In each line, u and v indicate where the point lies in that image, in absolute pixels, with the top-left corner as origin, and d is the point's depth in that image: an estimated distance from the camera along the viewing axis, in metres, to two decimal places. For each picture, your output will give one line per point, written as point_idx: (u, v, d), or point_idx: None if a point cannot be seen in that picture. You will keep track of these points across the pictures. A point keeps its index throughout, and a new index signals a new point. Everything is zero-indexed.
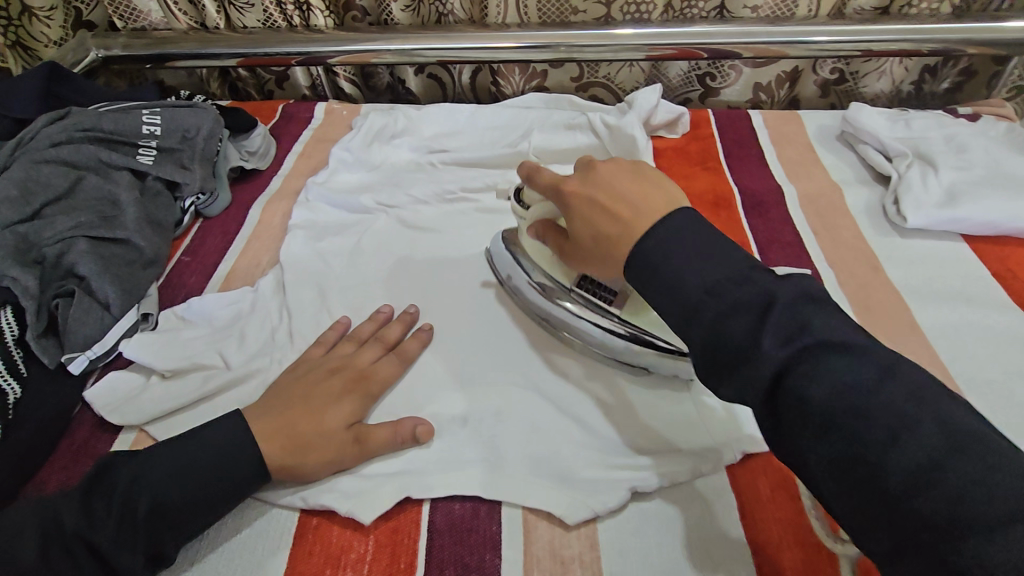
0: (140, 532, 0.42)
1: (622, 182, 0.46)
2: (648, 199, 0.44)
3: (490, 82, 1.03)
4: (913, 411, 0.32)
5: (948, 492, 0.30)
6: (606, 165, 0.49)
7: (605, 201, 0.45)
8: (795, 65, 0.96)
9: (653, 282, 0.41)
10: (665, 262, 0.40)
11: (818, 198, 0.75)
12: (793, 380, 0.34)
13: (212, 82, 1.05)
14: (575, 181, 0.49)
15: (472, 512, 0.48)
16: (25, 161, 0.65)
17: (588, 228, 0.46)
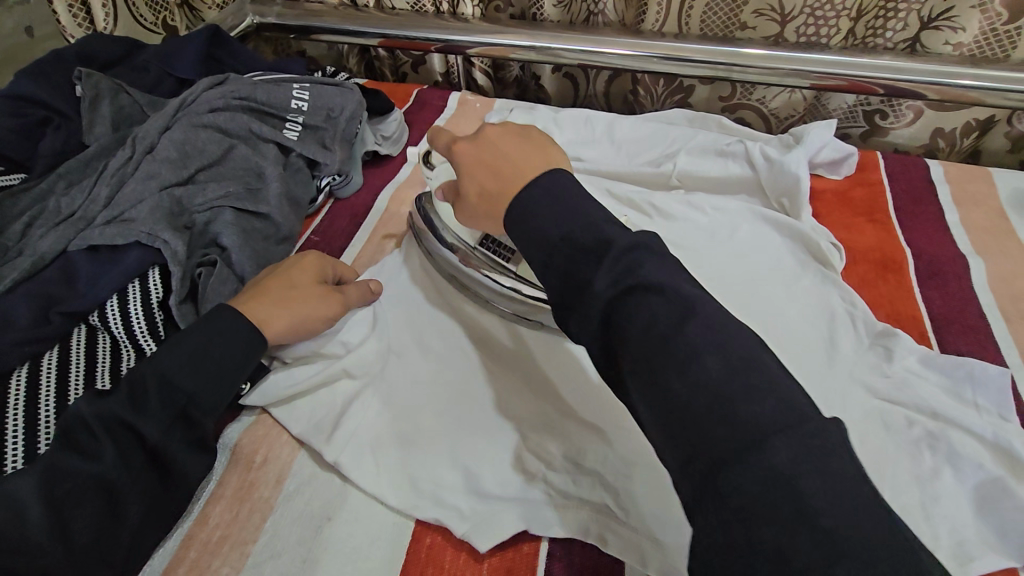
0: (169, 411, 0.45)
1: (506, 143, 0.47)
2: (528, 159, 0.45)
3: (628, 90, 0.97)
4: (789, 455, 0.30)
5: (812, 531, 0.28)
6: (495, 128, 0.49)
7: (488, 160, 0.46)
8: (990, 113, 0.83)
9: (522, 231, 0.41)
10: (534, 211, 0.40)
11: (1011, 276, 0.64)
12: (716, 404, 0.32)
13: (351, 58, 1.06)
14: (467, 141, 0.49)
15: (590, 570, 0.45)
16: (185, 123, 0.66)
17: (475, 185, 0.47)
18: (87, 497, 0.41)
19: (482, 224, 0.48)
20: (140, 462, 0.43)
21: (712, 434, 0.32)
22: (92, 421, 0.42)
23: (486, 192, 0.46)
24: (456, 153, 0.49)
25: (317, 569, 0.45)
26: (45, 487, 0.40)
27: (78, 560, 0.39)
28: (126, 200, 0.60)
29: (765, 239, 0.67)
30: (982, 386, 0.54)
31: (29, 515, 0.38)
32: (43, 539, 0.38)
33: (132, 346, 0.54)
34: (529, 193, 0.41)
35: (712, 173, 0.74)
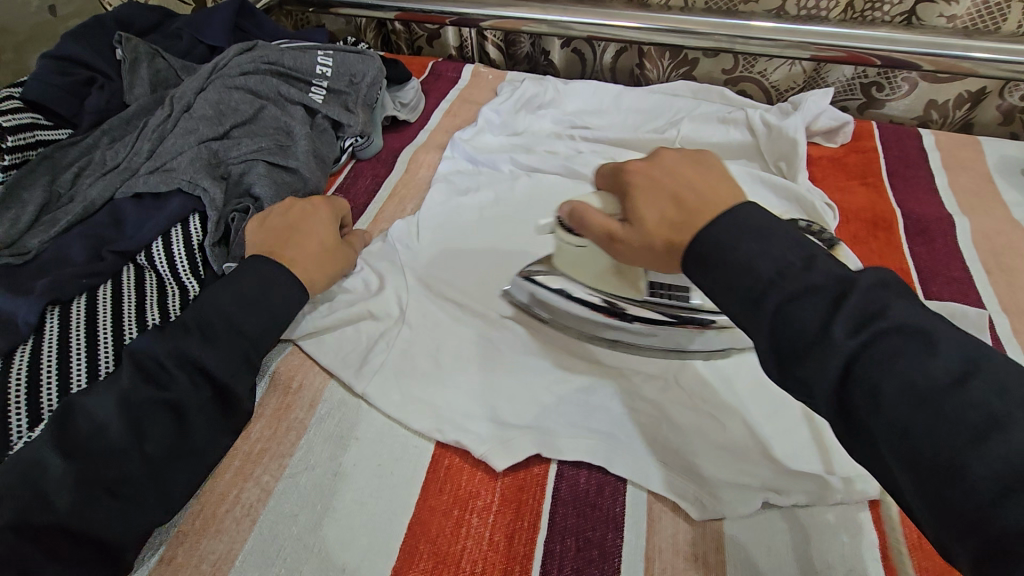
0: (233, 349, 0.48)
1: (687, 171, 0.41)
2: (716, 190, 0.40)
3: (633, 64, 1.00)
4: (995, 406, 0.28)
5: (1018, 479, 0.26)
6: (672, 151, 0.44)
7: (677, 189, 0.40)
8: (982, 85, 0.86)
9: (725, 277, 0.36)
10: (732, 253, 0.36)
11: (995, 234, 0.68)
12: (863, 370, 0.31)
13: (368, 32, 1.10)
14: (639, 161, 0.44)
15: (597, 489, 0.48)
16: (219, 85, 0.71)
17: (659, 208, 0.41)
18: (159, 416, 0.44)
19: (649, 252, 0.42)
20: (207, 393, 0.47)
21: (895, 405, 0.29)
22: (165, 357, 0.46)
23: (668, 222, 0.40)
24: (629, 174, 0.44)
25: (345, 480, 0.49)
26: (121, 406, 0.43)
27: (151, 468, 0.43)
28: (168, 152, 0.65)
29: (761, 199, 0.72)
30: (963, 327, 0.56)
31: (109, 431, 0.42)
32: (121, 448, 0.42)
33: (176, 283, 0.59)
34: (714, 227, 0.37)
35: (714, 140, 0.79)
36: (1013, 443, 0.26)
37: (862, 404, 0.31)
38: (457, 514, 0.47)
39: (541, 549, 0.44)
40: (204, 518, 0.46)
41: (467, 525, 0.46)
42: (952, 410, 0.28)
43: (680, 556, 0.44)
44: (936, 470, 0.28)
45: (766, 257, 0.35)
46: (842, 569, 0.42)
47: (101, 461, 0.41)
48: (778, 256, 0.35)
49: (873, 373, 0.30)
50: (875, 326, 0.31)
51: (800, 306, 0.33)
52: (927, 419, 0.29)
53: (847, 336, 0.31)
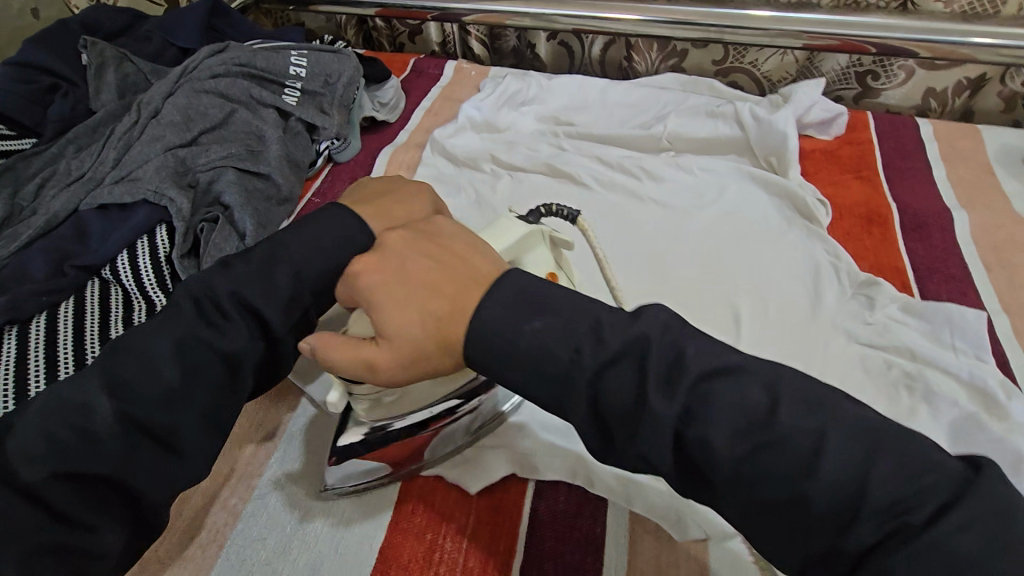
0: (295, 299, 0.41)
1: (418, 258, 0.37)
2: (465, 272, 0.36)
3: (622, 57, 0.97)
4: (823, 436, 0.28)
5: (875, 501, 0.26)
6: (395, 235, 0.39)
7: (415, 283, 0.36)
8: (982, 71, 0.83)
9: (514, 364, 0.33)
10: (516, 346, 0.32)
11: (995, 228, 0.65)
12: (692, 431, 0.29)
13: (349, 29, 1.07)
14: (366, 255, 0.38)
15: (576, 509, 0.46)
16: (188, 89, 0.69)
17: (410, 313, 0.35)
18: (213, 359, 0.38)
19: (423, 359, 0.35)
20: (261, 346, 0.41)
21: (747, 459, 0.28)
22: (220, 296, 0.39)
23: (435, 327, 0.34)
24: (359, 277, 0.37)
25: (315, 504, 0.46)
26: (175, 348, 0.37)
27: (206, 421, 0.38)
28: (134, 160, 0.63)
29: (751, 196, 0.69)
30: (961, 329, 0.54)
31: (160, 376, 0.36)
32: (171, 392, 0.37)
33: (143, 298, 0.57)
34: (483, 310, 0.33)
35: (703, 135, 0.76)
36: (881, 473, 0.27)
37: (699, 460, 0.29)
38: (430, 537, 0.45)
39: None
40: (165, 546, 0.44)
41: (440, 550, 0.44)
42: (787, 446, 0.28)
43: None
44: (786, 503, 0.28)
45: (558, 339, 0.32)
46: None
47: (151, 405, 0.36)
48: (566, 333, 0.32)
49: (705, 437, 0.28)
50: (683, 382, 0.30)
51: (610, 372, 0.31)
52: (768, 464, 0.28)
53: (665, 402, 0.29)
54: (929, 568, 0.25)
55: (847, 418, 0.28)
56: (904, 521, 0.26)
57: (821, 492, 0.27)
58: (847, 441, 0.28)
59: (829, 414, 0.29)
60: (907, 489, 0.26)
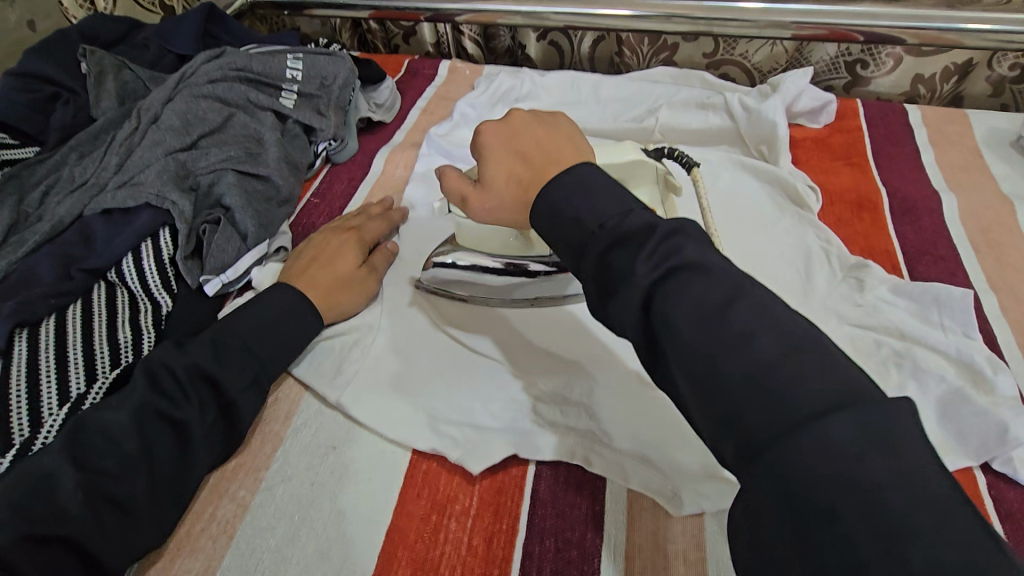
0: (244, 372, 0.49)
1: (535, 131, 0.44)
2: (559, 151, 0.42)
3: (614, 51, 0.98)
4: (759, 329, 0.30)
5: (784, 393, 0.27)
6: (522, 114, 0.45)
7: (521, 150, 0.43)
8: (969, 56, 0.84)
9: (549, 211, 0.38)
10: (567, 204, 0.37)
11: (983, 209, 0.66)
12: (658, 303, 0.32)
13: (344, 33, 1.08)
14: (493, 121, 0.45)
15: (576, 488, 0.47)
16: (187, 95, 0.70)
17: (502, 171, 0.42)
18: (166, 440, 0.44)
19: (504, 212, 0.44)
20: (214, 416, 0.47)
21: (687, 337, 0.30)
22: (179, 370, 0.47)
23: (516, 180, 0.42)
24: (480, 132, 0.45)
25: (323, 490, 0.48)
26: (136, 419, 0.44)
27: (155, 492, 0.43)
28: (136, 165, 0.64)
29: (743, 184, 0.70)
30: (949, 308, 0.55)
31: (122, 444, 0.42)
32: (133, 461, 0.42)
33: (148, 299, 0.58)
34: (554, 183, 0.38)
35: (694, 127, 0.77)
36: (802, 375, 0.27)
37: (658, 334, 0.32)
38: (436, 518, 0.46)
39: (520, 551, 0.44)
40: (176, 537, 0.45)
41: (445, 530, 0.45)
42: (730, 329, 0.30)
43: (660, 556, 0.43)
44: (709, 381, 0.29)
45: (594, 211, 0.36)
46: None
47: (121, 476, 0.41)
48: (601, 209, 0.36)
49: (665, 302, 0.31)
50: (670, 263, 0.32)
51: (614, 246, 0.34)
52: (706, 344, 0.30)
53: (647, 269, 0.32)
54: (816, 457, 0.25)
55: (793, 335, 0.29)
56: (809, 415, 0.26)
57: (745, 370, 0.29)
58: (781, 347, 0.29)
59: (776, 324, 0.30)
60: (822, 393, 0.26)
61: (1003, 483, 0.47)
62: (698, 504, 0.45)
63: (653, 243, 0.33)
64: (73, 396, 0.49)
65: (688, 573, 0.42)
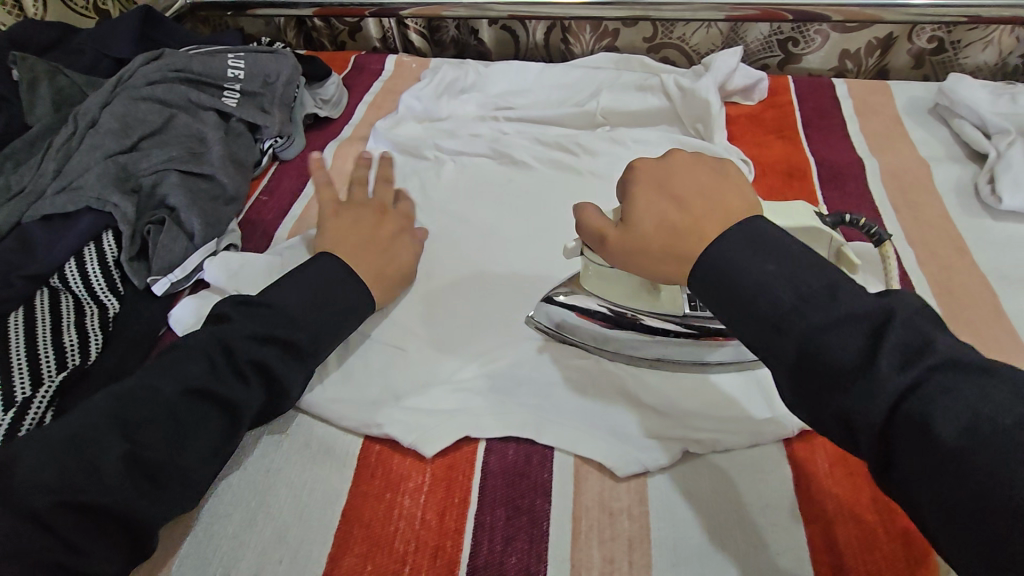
0: (295, 347, 0.49)
1: (700, 181, 0.42)
2: (720, 200, 0.41)
3: (560, 40, 1.01)
4: (920, 350, 0.32)
5: (963, 417, 0.30)
6: (686, 157, 0.45)
7: (673, 192, 0.42)
8: (889, 30, 0.89)
9: (725, 286, 0.38)
10: (736, 266, 0.38)
11: (903, 172, 0.70)
12: (796, 317, 0.35)
13: (288, 31, 1.08)
14: (650, 160, 0.45)
15: (525, 459, 0.49)
16: (125, 98, 0.70)
17: (654, 214, 0.42)
18: (211, 418, 0.45)
19: (643, 260, 0.42)
20: (261, 395, 0.47)
21: (832, 360, 0.33)
22: (237, 345, 0.47)
23: (670, 225, 0.41)
24: (632, 171, 0.45)
25: (278, 477, 0.49)
26: (186, 392, 0.44)
27: (192, 469, 0.43)
28: (74, 170, 0.64)
29: None
30: (869, 265, 0.58)
31: (163, 420, 0.43)
32: (175, 437, 0.43)
33: (94, 302, 0.58)
34: (725, 242, 0.39)
35: (634, 108, 0.79)
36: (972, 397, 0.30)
37: (795, 348, 0.35)
38: (389, 497, 0.47)
39: (471, 522, 0.45)
40: None
41: (399, 506, 0.47)
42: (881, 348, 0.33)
43: (604, 512, 0.45)
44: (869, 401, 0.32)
45: (741, 247, 0.38)
46: (758, 505, 0.45)
47: (160, 447, 0.42)
48: (782, 257, 0.37)
49: (843, 350, 0.33)
50: (811, 284, 0.36)
51: (769, 294, 0.36)
52: (867, 362, 0.33)
53: (788, 293, 0.36)
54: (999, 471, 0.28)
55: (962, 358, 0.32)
56: (981, 433, 0.29)
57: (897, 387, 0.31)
58: (954, 367, 0.31)
59: (952, 351, 0.32)
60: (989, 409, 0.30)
61: None
62: (750, 438, 0.48)
63: (809, 288, 0.35)
64: (18, 401, 0.49)
65: (632, 526, 0.45)
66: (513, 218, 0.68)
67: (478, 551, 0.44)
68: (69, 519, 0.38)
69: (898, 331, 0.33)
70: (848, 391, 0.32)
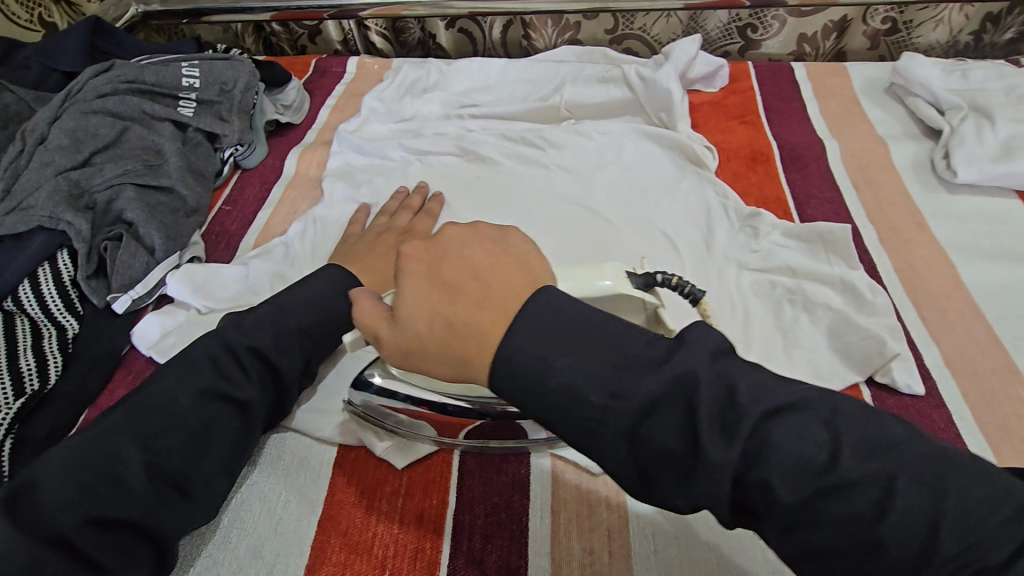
0: (294, 347, 0.48)
1: (483, 266, 0.36)
2: (505, 284, 0.35)
3: (521, 36, 1.00)
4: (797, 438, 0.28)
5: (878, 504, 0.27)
6: (456, 231, 0.39)
7: (446, 278, 0.36)
8: (844, 13, 0.90)
9: (535, 399, 0.32)
10: (546, 378, 0.31)
11: (862, 152, 0.71)
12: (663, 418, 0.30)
13: (246, 37, 1.06)
14: (415, 242, 0.38)
15: (503, 455, 0.49)
16: (75, 112, 0.68)
17: (428, 312, 0.35)
18: (229, 420, 0.44)
19: (429, 358, 0.35)
20: (270, 395, 0.47)
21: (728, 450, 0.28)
22: (238, 348, 0.46)
23: (448, 322, 0.34)
24: (403, 258, 0.38)
25: (252, 490, 0.48)
26: (198, 397, 0.43)
27: (212, 475, 0.42)
28: (24, 189, 0.62)
29: (647, 151, 0.73)
30: (832, 244, 0.59)
31: (179, 426, 0.42)
32: (192, 443, 0.42)
33: (52, 324, 0.56)
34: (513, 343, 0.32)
35: (597, 101, 0.80)
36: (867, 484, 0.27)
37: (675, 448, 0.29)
38: (367, 503, 0.47)
39: (451, 522, 0.45)
40: None
41: (377, 512, 0.46)
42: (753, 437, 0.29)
43: (583, 504, 0.45)
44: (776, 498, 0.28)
45: (591, 372, 0.31)
46: None
47: (178, 454, 0.41)
48: (626, 364, 0.31)
49: (662, 442, 0.29)
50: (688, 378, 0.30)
51: (617, 392, 0.30)
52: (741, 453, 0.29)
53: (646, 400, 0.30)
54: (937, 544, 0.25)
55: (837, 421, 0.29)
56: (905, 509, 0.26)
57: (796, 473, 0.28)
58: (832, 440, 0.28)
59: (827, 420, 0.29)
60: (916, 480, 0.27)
61: (887, 396, 0.50)
62: None
63: (623, 380, 0.30)
64: None
65: (610, 515, 0.45)
66: (482, 215, 0.67)
67: (458, 553, 0.43)
68: (94, 535, 0.36)
69: (711, 402, 0.29)
70: (689, 483, 0.29)
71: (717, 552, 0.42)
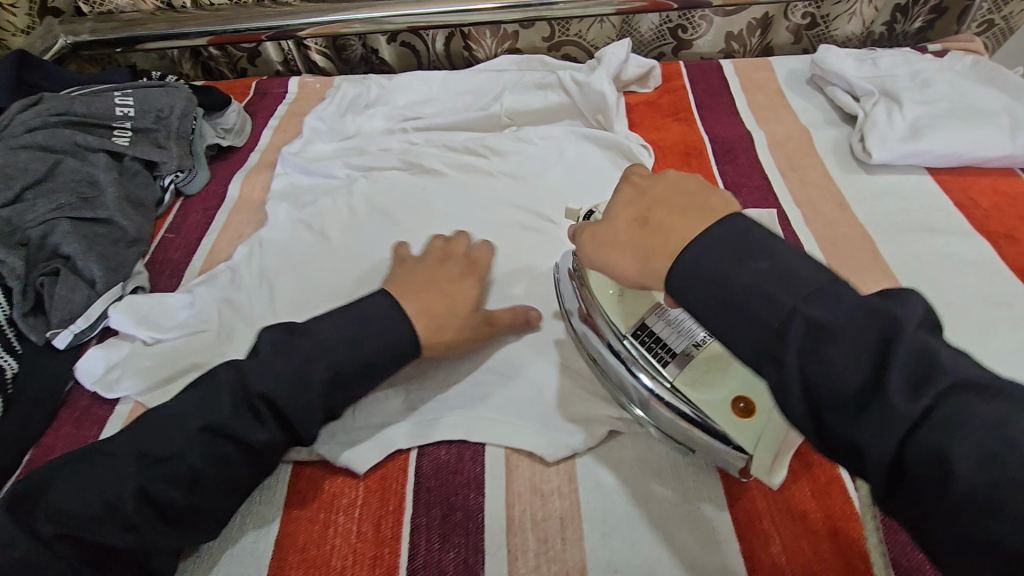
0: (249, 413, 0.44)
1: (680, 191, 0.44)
2: (691, 203, 0.42)
3: (462, 47, 1.02)
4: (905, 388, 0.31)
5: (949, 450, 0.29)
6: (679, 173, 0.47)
7: (652, 195, 0.44)
8: (765, 10, 0.95)
9: (694, 285, 0.38)
10: (699, 266, 0.37)
11: (788, 140, 0.75)
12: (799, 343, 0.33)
13: (184, 63, 1.05)
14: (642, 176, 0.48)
15: (458, 457, 0.49)
16: (3, 148, 0.66)
17: (633, 215, 0.44)
18: (158, 488, 0.42)
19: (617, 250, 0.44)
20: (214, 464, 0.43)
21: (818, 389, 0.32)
22: (186, 415, 0.44)
23: (640, 224, 0.43)
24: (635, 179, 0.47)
25: None
26: (135, 465, 0.42)
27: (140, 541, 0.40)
28: None
29: (586, 153, 0.75)
30: None
31: (107, 493, 0.41)
32: (118, 513, 0.40)
33: None
34: (696, 249, 0.38)
35: (537, 106, 0.82)
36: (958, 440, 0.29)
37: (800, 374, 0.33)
38: (324, 518, 0.47)
39: (408, 527, 0.45)
40: None
41: (334, 525, 0.46)
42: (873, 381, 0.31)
43: (536, 494, 0.47)
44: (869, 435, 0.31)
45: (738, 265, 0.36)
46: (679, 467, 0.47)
47: (101, 525, 0.40)
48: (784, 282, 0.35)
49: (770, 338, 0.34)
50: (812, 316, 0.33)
51: (746, 281, 0.36)
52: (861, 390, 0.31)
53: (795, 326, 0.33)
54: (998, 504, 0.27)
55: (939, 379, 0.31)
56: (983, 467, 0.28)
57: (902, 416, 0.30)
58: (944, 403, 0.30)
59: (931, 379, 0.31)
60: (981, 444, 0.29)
61: None
62: None
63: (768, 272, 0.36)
64: None
65: (563, 503, 0.46)
66: (429, 225, 0.68)
67: (416, 555, 0.44)
68: None
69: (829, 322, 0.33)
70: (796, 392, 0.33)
71: (664, 528, 0.44)
